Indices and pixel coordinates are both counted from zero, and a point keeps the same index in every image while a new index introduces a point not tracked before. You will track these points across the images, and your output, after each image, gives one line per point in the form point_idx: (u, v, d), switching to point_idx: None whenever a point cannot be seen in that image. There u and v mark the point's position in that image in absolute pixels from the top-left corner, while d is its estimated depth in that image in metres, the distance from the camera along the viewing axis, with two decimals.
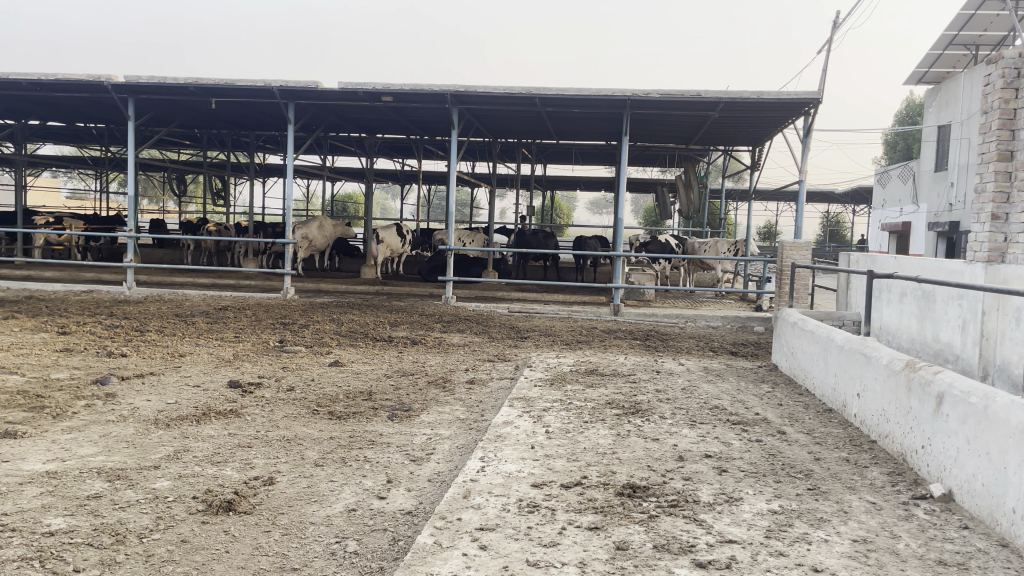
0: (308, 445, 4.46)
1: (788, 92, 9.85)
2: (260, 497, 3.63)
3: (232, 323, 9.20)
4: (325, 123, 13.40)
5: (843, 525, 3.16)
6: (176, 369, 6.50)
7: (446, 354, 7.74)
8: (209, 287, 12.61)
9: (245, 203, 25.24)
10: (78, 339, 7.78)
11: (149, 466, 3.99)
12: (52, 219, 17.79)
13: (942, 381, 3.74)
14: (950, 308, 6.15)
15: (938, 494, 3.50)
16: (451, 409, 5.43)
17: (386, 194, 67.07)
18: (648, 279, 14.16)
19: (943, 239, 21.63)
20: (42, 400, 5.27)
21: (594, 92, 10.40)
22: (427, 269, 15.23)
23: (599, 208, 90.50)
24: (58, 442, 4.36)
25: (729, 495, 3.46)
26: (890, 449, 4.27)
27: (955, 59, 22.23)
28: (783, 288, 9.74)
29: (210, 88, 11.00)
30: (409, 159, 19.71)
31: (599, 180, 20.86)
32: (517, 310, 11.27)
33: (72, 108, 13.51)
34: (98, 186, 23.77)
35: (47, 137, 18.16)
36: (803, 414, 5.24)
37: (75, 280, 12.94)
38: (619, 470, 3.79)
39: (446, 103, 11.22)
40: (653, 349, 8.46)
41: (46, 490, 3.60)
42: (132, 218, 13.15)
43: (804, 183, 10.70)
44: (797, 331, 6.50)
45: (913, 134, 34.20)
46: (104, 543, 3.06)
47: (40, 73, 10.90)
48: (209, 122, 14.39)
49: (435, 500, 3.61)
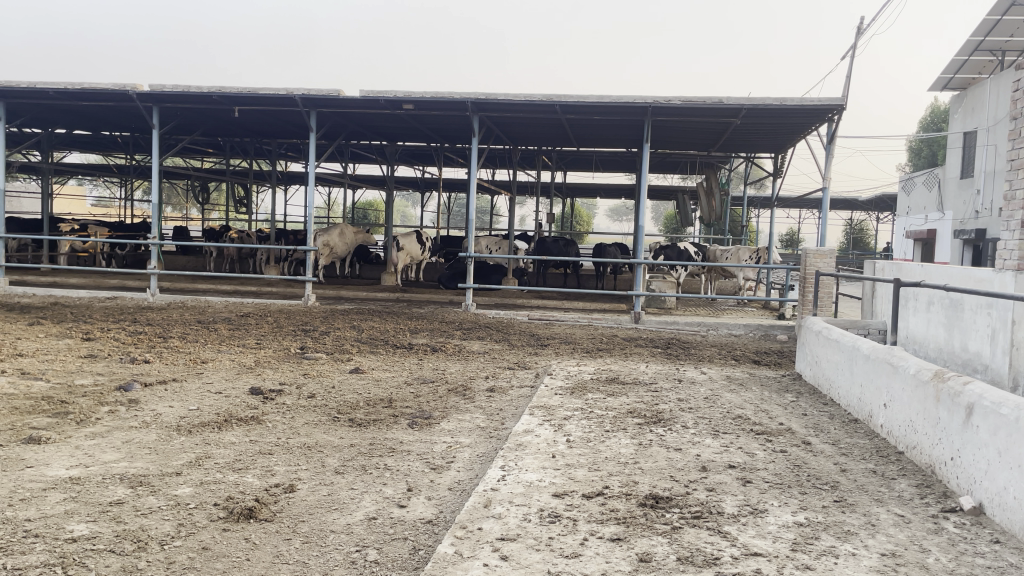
0: (329, 453, 4.46)
1: (811, 97, 9.76)
2: (282, 504, 3.63)
3: (254, 330, 9.25)
4: (346, 130, 13.48)
5: (871, 538, 3.10)
6: (198, 376, 6.53)
7: (465, 362, 7.73)
8: (231, 293, 12.70)
9: (267, 210, 25.40)
10: (101, 345, 7.85)
11: (171, 473, 4.00)
12: (78, 227, 18.01)
13: (972, 391, 3.67)
14: (979, 317, 6.04)
15: (968, 507, 3.42)
16: (471, 417, 5.41)
17: (407, 202, 67.52)
18: (669, 288, 14.07)
19: (969, 247, 21.33)
20: (65, 406, 5.31)
21: (615, 99, 10.37)
22: (447, 276, 15.20)
23: (619, 215, 90.39)
24: (81, 448, 4.38)
25: (753, 507, 3.41)
26: (918, 461, 4.19)
27: (981, 65, 21.97)
28: (807, 296, 9.63)
29: (233, 97, 11.10)
30: (430, 167, 19.76)
31: (620, 187, 20.80)
32: (537, 317, 11.23)
33: (98, 117, 13.66)
34: (122, 193, 24.01)
35: (73, 146, 18.40)
36: (828, 424, 5.17)
37: (99, 286, 13.07)
38: (641, 480, 3.76)
39: (467, 111, 11.24)
40: (674, 357, 8.39)
41: (68, 496, 3.62)
42: (156, 226, 13.26)
43: (827, 191, 10.60)
44: (821, 339, 6.42)
45: (938, 140, 33.82)
46: (126, 549, 3.06)
47: (67, 82, 11.04)
48: (231, 130, 14.52)
49: (455, 509, 3.59)
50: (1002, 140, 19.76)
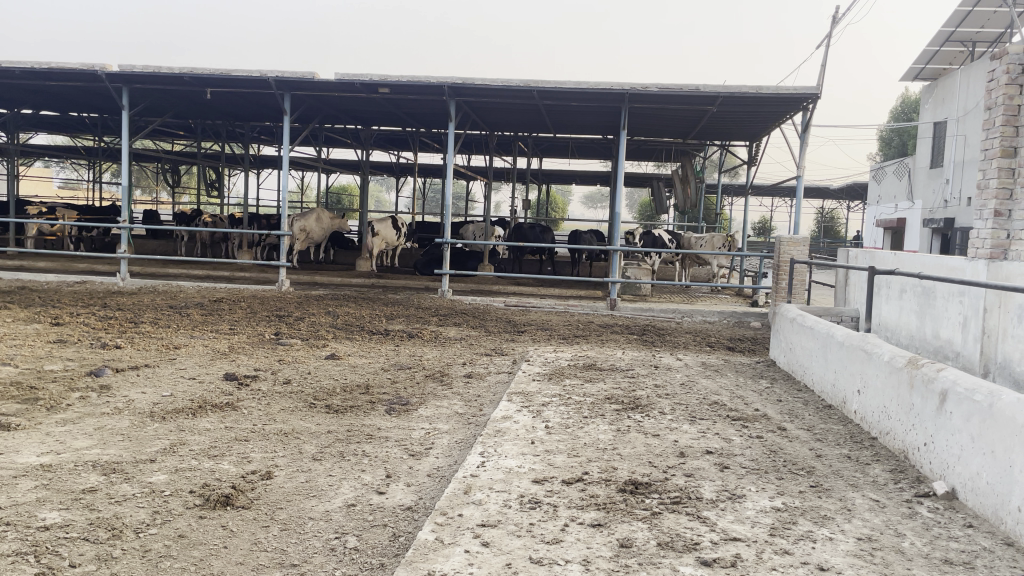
0: (306, 439, 4.42)
1: (787, 87, 9.82)
2: (259, 491, 3.59)
3: (227, 315, 9.14)
4: (321, 114, 13.32)
5: (848, 522, 3.14)
6: (171, 362, 6.44)
7: (443, 348, 7.70)
8: (204, 278, 12.53)
9: (239, 194, 25.11)
10: (71, 330, 7.72)
11: (145, 460, 3.94)
12: (45, 210, 17.67)
13: (945, 378, 3.72)
14: (951, 305, 6.14)
15: (941, 492, 3.48)
16: (449, 403, 5.39)
17: (381, 187, 67.16)
18: (644, 275, 14.13)
19: (938, 236, 21.68)
20: (35, 392, 5.21)
21: (592, 86, 10.35)
22: (422, 262, 15.16)
23: (595, 202, 90.46)
24: (52, 435, 4.30)
25: (732, 492, 3.43)
26: (891, 446, 4.26)
27: (951, 56, 22.24)
28: (780, 284, 9.71)
29: (205, 78, 10.91)
30: (405, 152, 19.61)
31: (595, 174, 20.82)
32: (513, 303, 11.23)
33: (66, 98, 13.38)
34: (90, 176, 23.59)
35: (39, 126, 18.00)
36: (803, 410, 5.22)
37: (68, 270, 12.85)
38: (620, 466, 3.77)
39: (443, 95, 11.15)
40: (649, 344, 8.43)
41: (40, 484, 3.55)
42: (126, 209, 13.02)
43: (802, 179, 10.67)
44: (796, 326, 6.48)
45: (908, 130, 34.26)
46: (100, 538, 3.02)
47: (33, 62, 10.78)
48: (203, 113, 14.29)
49: (435, 496, 3.58)
50: (971, 130, 20.06)
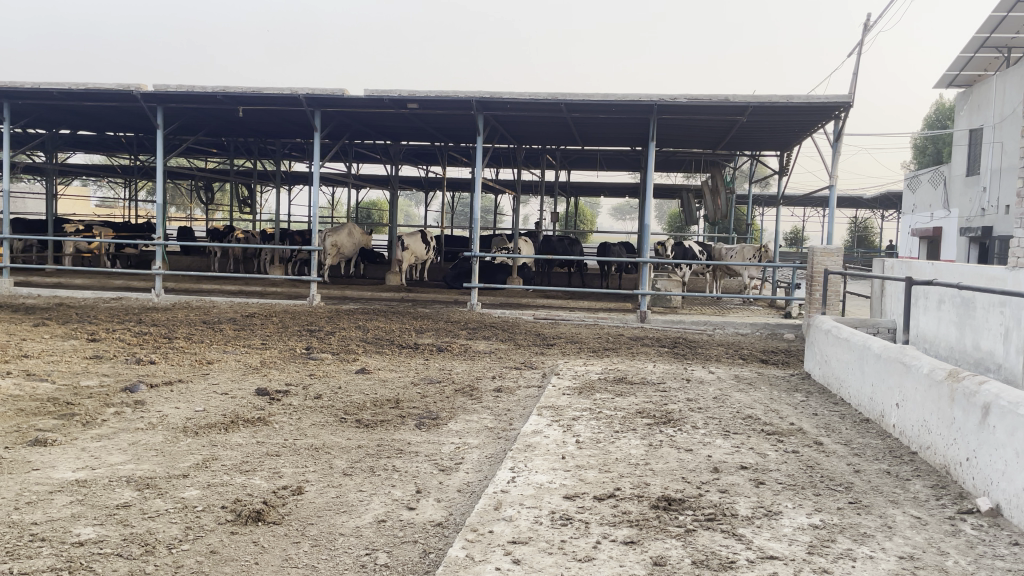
0: (336, 454, 4.42)
1: (818, 95, 9.70)
2: (289, 507, 3.59)
3: (259, 330, 9.22)
4: (350, 130, 13.44)
5: (888, 540, 3.05)
6: (204, 376, 6.50)
7: (472, 362, 7.69)
8: (236, 294, 12.67)
9: (271, 210, 25.42)
10: (107, 346, 7.83)
11: (178, 475, 3.97)
12: (83, 228, 18.02)
13: (988, 391, 3.62)
14: (992, 316, 6.00)
15: (985, 508, 3.38)
16: (479, 417, 5.37)
17: (410, 200, 67.80)
18: (675, 287, 14.02)
19: (975, 245, 21.27)
20: (71, 408, 5.28)
21: (620, 98, 10.31)
22: (451, 276, 15.20)
23: (624, 213, 90.32)
24: (87, 450, 4.35)
25: (768, 509, 3.36)
26: (933, 461, 4.14)
27: (987, 62, 21.86)
28: (814, 295, 9.57)
29: (237, 97, 11.07)
30: (434, 166, 19.73)
31: (625, 186, 20.75)
32: (542, 317, 11.19)
33: (102, 117, 13.66)
34: (126, 194, 24.03)
35: (77, 146, 18.38)
36: (840, 424, 5.12)
37: (104, 287, 13.06)
38: (652, 482, 3.71)
39: (471, 110, 11.18)
40: (681, 356, 8.34)
41: (75, 499, 3.59)
42: (161, 226, 13.20)
43: (834, 188, 10.53)
44: (831, 338, 6.37)
45: (943, 138, 33.73)
46: (134, 553, 3.03)
47: (70, 83, 11.03)
48: (235, 131, 14.49)
49: (465, 512, 3.55)
50: (1009, 137, 19.69)
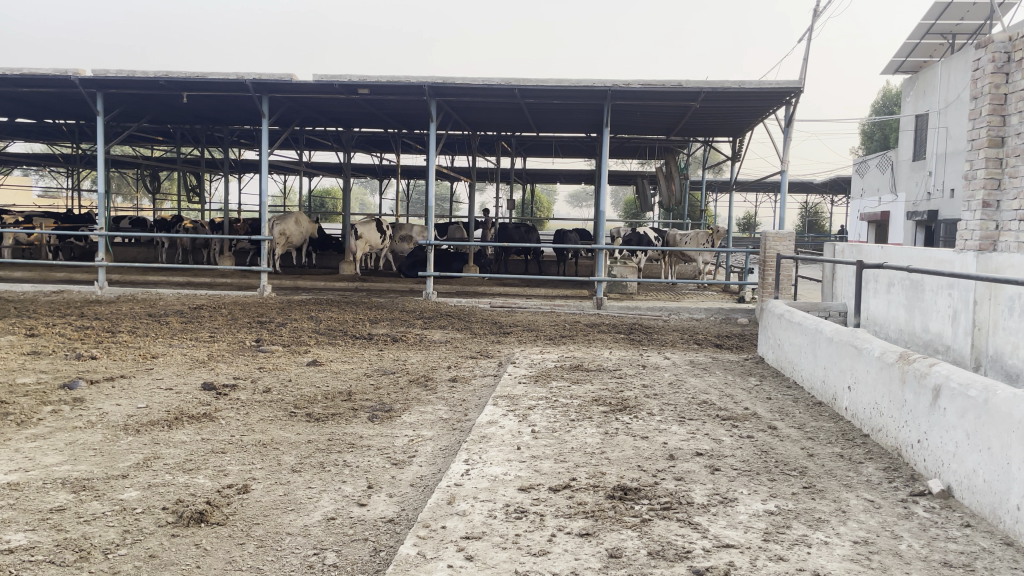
0: (285, 450, 4.29)
1: (769, 81, 9.75)
2: (235, 506, 3.46)
3: (208, 323, 8.97)
4: (301, 116, 13.13)
5: (842, 525, 3.04)
6: (148, 372, 6.28)
7: (427, 351, 7.58)
8: (185, 285, 12.36)
9: (221, 200, 24.93)
10: (46, 342, 7.52)
11: (118, 475, 3.80)
12: (23, 219, 17.42)
13: (938, 373, 3.64)
14: (939, 298, 6.09)
15: (936, 490, 3.40)
16: (434, 408, 5.27)
17: (364, 189, 67.68)
18: (630, 272, 14.11)
19: (921, 229, 21.74)
20: (6, 406, 5.05)
21: (573, 83, 10.24)
22: (407, 265, 15.10)
23: (580, 200, 90.84)
24: (21, 451, 4.15)
25: (723, 496, 3.34)
26: (884, 444, 4.18)
27: (932, 48, 22.35)
28: (767, 279, 9.67)
29: (180, 82, 10.72)
30: (387, 155, 19.44)
31: (580, 172, 20.76)
32: (499, 305, 11.12)
33: (40, 104, 13.16)
34: (70, 183, 23.31)
35: (16, 134, 17.74)
36: (793, 408, 5.15)
37: (45, 280, 12.62)
38: (608, 471, 3.66)
39: (423, 95, 11.01)
40: (637, 342, 8.35)
41: (6, 504, 3.41)
42: (103, 215, 12.77)
43: (786, 174, 10.63)
44: (784, 323, 6.40)
45: (890, 123, 34.50)
46: (67, 560, 2.88)
47: (4, 68, 10.57)
48: (181, 117, 14.08)
49: (418, 507, 3.46)
50: (953, 122, 20.07)
